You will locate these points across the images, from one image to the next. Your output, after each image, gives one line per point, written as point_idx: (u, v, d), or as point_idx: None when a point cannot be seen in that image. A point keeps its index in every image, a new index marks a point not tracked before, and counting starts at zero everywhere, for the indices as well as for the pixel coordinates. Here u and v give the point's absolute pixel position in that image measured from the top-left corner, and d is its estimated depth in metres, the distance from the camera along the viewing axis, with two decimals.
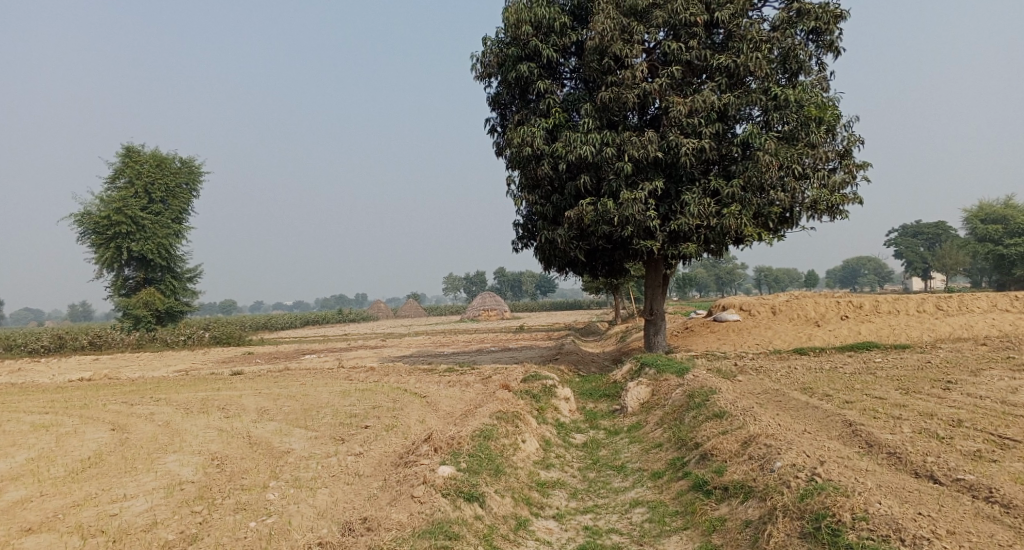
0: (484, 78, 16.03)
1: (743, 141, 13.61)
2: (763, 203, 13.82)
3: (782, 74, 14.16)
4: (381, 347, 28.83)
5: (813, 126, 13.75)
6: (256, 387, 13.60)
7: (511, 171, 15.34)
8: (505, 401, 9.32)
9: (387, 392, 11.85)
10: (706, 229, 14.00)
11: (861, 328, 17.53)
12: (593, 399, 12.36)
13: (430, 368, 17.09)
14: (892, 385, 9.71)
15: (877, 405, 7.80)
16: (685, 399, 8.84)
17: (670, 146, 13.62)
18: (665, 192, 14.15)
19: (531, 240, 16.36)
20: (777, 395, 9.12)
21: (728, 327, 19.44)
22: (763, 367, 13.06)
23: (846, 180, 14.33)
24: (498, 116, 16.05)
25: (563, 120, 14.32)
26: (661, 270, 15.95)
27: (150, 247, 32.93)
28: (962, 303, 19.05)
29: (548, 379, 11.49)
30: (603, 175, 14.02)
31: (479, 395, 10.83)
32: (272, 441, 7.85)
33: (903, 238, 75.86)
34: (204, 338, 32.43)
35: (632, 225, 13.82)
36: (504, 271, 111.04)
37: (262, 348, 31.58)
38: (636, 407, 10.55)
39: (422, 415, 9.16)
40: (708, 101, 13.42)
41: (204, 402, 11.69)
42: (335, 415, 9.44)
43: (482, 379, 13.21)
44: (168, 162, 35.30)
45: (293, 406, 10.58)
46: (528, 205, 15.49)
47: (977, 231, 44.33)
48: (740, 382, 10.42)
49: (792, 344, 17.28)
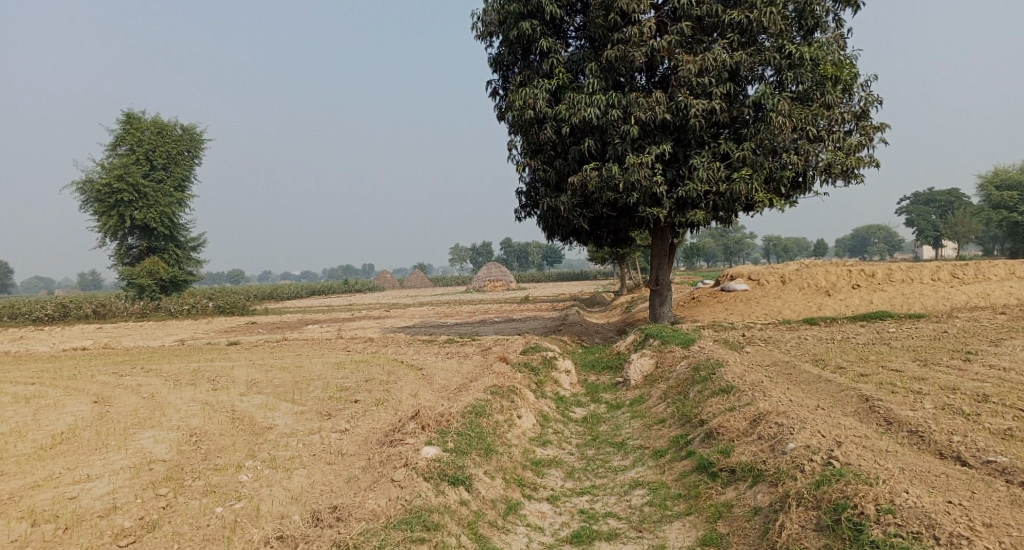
0: (485, 38, 15.35)
1: (755, 102, 12.95)
2: (775, 167, 13.23)
3: (797, 31, 13.44)
4: (384, 317, 28.52)
5: (829, 86, 13.06)
6: (251, 358, 13.27)
7: (513, 136, 14.75)
8: (502, 374, 8.92)
9: (382, 364, 11.49)
10: (715, 195, 13.43)
11: (873, 298, 17.01)
12: (596, 371, 11.96)
13: (430, 339, 16.73)
14: (909, 357, 9.24)
15: (895, 379, 7.33)
16: (690, 372, 8.42)
17: (679, 108, 13.00)
18: (673, 156, 13.56)
19: (534, 208, 15.84)
20: (788, 367, 8.66)
21: (736, 297, 18.96)
22: (773, 337, 12.59)
23: (863, 143, 13.69)
24: (499, 78, 15.40)
25: (567, 81, 13.69)
26: (667, 238, 15.43)
27: (152, 216, 32.53)
28: (979, 271, 18.45)
29: (548, 351, 11.09)
30: (608, 138, 13.43)
31: (477, 367, 10.44)
32: (255, 416, 7.49)
33: (915, 207, 74.68)
34: (208, 307, 32.22)
35: (638, 191, 13.27)
36: (511, 242, 110.45)
37: (266, 318, 31.40)
38: (640, 379, 10.15)
39: (415, 388, 8.79)
40: (719, 60, 12.75)
41: (196, 373, 11.35)
42: (325, 388, 9.08)
43: (481, 350, 12.83)
44: (169, 129, 34.69)
45: (284, 378, 10.22)
46: (531, 171, 14.93)
47: (993, 198, 43.29)
48: (748, 354, 9.98)
49: (802, 314, 16.80)
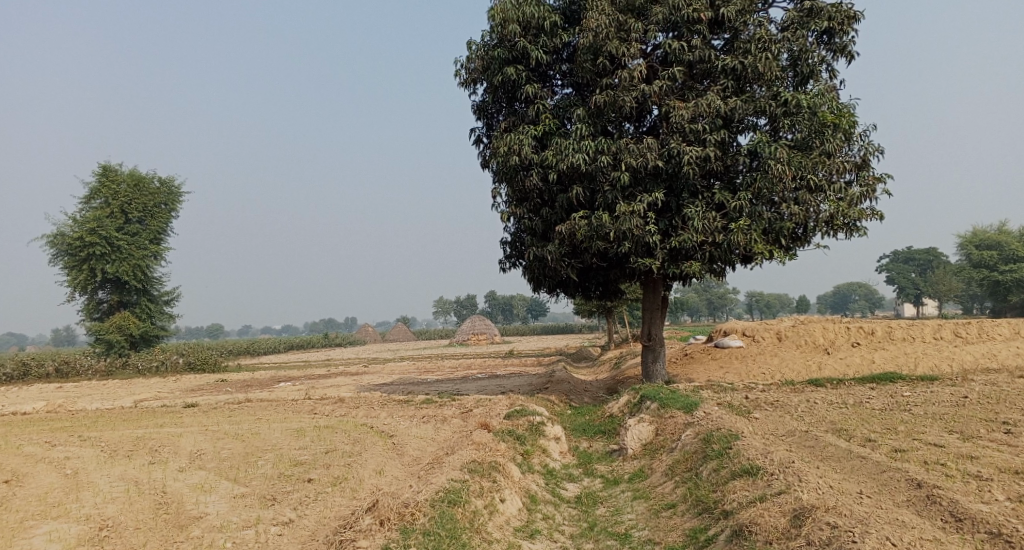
0: (468, 84, 14.70)
1: (750, 149, 12.29)
2: (774, 217, 12.44)
3: (791, 79, 12.86)
4: (362, 374, 27.08)
5: (828, 134, 12.38)
6: (207, 423, 11.94)
7: (497, 184, 13.95)
8: (482, 446, 7.76)
9: (350, 430, 10.25)
10: (711, 246, 12.57)
11: (876, 357, 16.08)
12: (587, 437, 10.80)
13: (406, 400, 15.47)
14: (939, 428, 8.21)
15: (940, 458, 6.26)
16: (700, 445, 7.35)
17: (671, 154, 12.29)
18: (666, 205, 12.77)
19: (519, 259, 14.92)
20: (808, 440, 7.58)
21: (731, 354, 18.01)
22: (779, 401, 11.53)
23: (864, 194, 12.98)
24: (483, 125, 14.68)
25: (554, 127, 12.97)
26: (659, 291, 14.48)
27: (125, 269, 31.22)
28: (982, 329, 17.63)
29: (535, 415, 9.97)
30: (597, 186, 12.63)
31: (455, 436, 9.25)
32: (186, 499, 6.25)
33: (894, 264, 75.36)
34: (177, 363, 30.58)
35: (629, 241, 12.41)
36: (495, 296, 109.60)
37: (238, 375, 29.84)
38: (638, 449, 9.07)
39: (382, 463, 7.62)
40: (712, 105, 12.10)
41: (137, 443, 9.98)
42: (278, 463, 7.83)
43: (462, 414, 11.62)
44: (147, 181, 33.68)
45: (233, 449, 8.95)
46: (515, 221, 14.07)
47: (973, 257, 43.08)
48: (758, 422, 8.94)
49: (803, 374, 15.83)
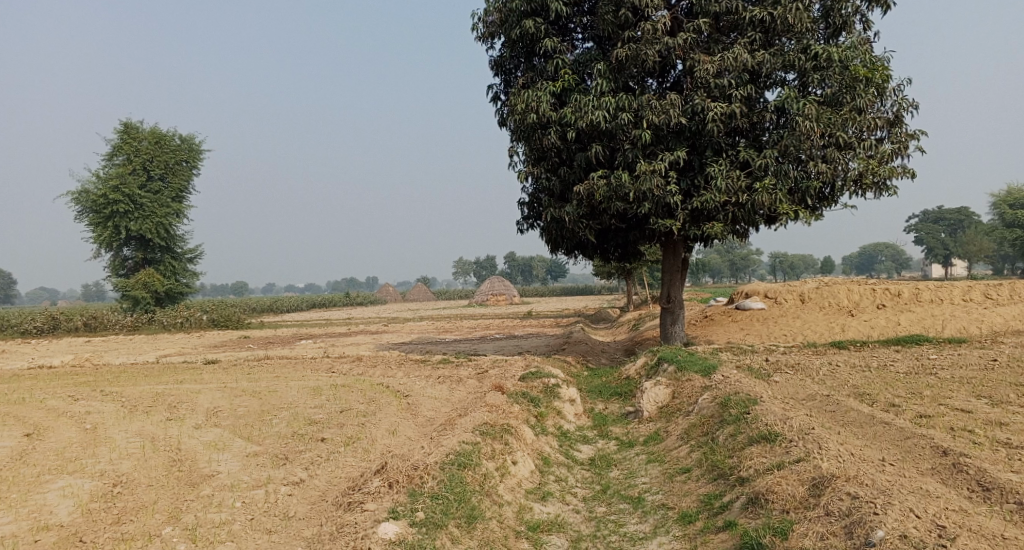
0: (486, 38, 14.28)
1: (778, 106, 11.82)
2: (801, 176, 12.02)
3: (823, 30, 12.28)
4: (382, 333, 27.27)
5: (860, 88, 11.84)
6: (226, 380, 12.04)
7: (515, 142, 13.63)
8: (495, 407, 7.69)
9: (366, 390, 10.27)
10: (734, 206, 12.22)
11: (902, 319, 15.71)
12: (603, 398, 10.71)
13: (424, 359, 15.50)
14: (966, 393, 7.96)
15: (967, 424, 6.04)
16: (717, 409, 7.20)
17: (695, 111, 11.87)
18: (688, 164, 12.39)
19: (536, 219, 14.68)
20: (829, 405, 7.39)
21: (752, 316, 17.74)
22: (801, 364, 11.31)
23: (896, 151, 12.47)
24: (501, 82, 14.29)
25: (574, 83, 12.57)
26: (680, 252, 14.19)
27: (148, 227, 31.51)
28: (1014, 291, 17.12)
29: (551, 377, 9.88)
30: (617, 144, 12.28)
31: (469, 397, 9.20)
32: (199, 457, 6.26)
33: (923, 225, 73.59)
34: (202, 320, 31.03)
35: (649, 201, 12.11)
36: (515, 256, 109.44)
37: (260, 332, 30.21)
38: (654, 412, 8.96)
39: (395, 423, 7.60)
40: (739, 59, 11.62)
41: (157, 398, 10.10)
42: (292, 421, 7.84)
43: (477, 374, 11.59)
44: (168, 139, 33.70)
45: (249, 407, 8.99)
46: (533, 180, 13.79)
47: (1008, 217, 41.79)
48: (778, 385, 8.76)
49: (825, 337, 15.55)
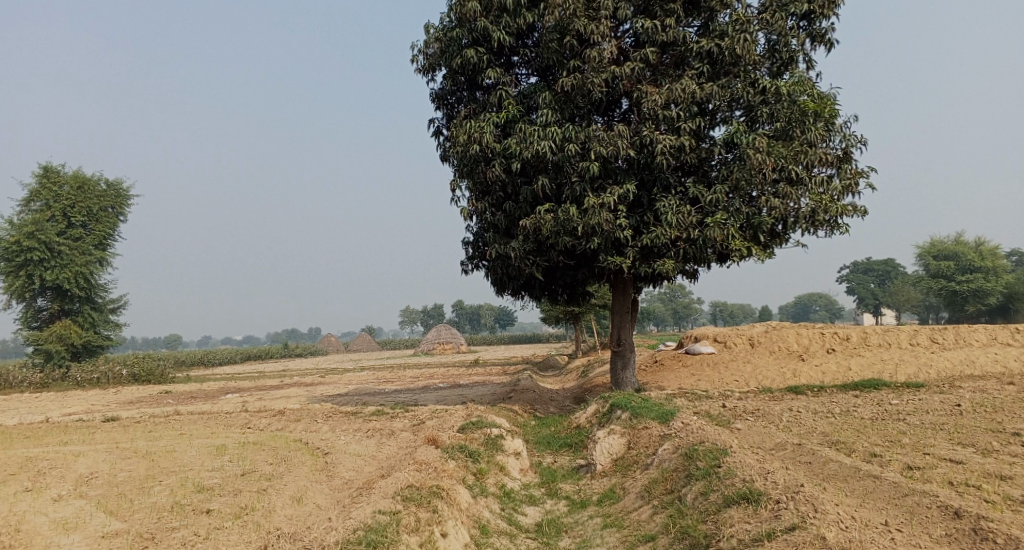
0: (426, 70, 13.55)
1: (726, 141, 11.40)
2: (752, 211, 11.47)
3: (770, 66, 11.99)
4: (316, 385, 25.44)
5: (809, 122, 11.48)
6: (119, 440, 10.41)
7: (456, 177, 12.80)
8: (425, 466, 6.54)
9: (281, 448, 8.92)
10: (685, 243, 11.58)
11: (853, 364, 15.28)
12: (552, 451, 9.64)
13: (356, 412, 14.10)
14: (946, 440, 7.24)
15: (967, 477, 5.24)
16: (681, 462, 6.26)
17: (643, 143, 11.30)
18: (637, 199, 11.76)
19: (481, 260, 13.77)
20: (803, 455, 6.54)
21: (702, 361, 17.10)
22: (762, 410, 10.54)
23: (846, 188, 12.13)
24: (442, 116, 13.52)
25: (518, 114, 11.87)
26: (630, 293, 13.41)
27: (66, 276, 29.10)
28: (959, 335, 16.94)
29: (493, 428, 8.80)
30: (565, 177, 11.56)
31: (399, 453, 8.02)
32: (38, 539, 4.88)
33: (854, 274, 76.23)
34: (121, 374, 28.50)
35: (598, 237, 11.36)
36: (462, 305, 108.12)
37: (185, 386, 27.90)
38: (608, 465, 7.98)
39: (305, 488, 6.38)
40: (688, 90, 11.17)
41: (26, 464, 8.46)
42: (178, 488, 6.47)
43: (411, 427, 10.39)
44: (92, 183, 31.58)
45: (133, 471, 7.52)
46: (477, 217, 12.94)
47: (930, 267, 43.17)
48: (742, 434, 7.92)
49: (779, 382, 14.96)
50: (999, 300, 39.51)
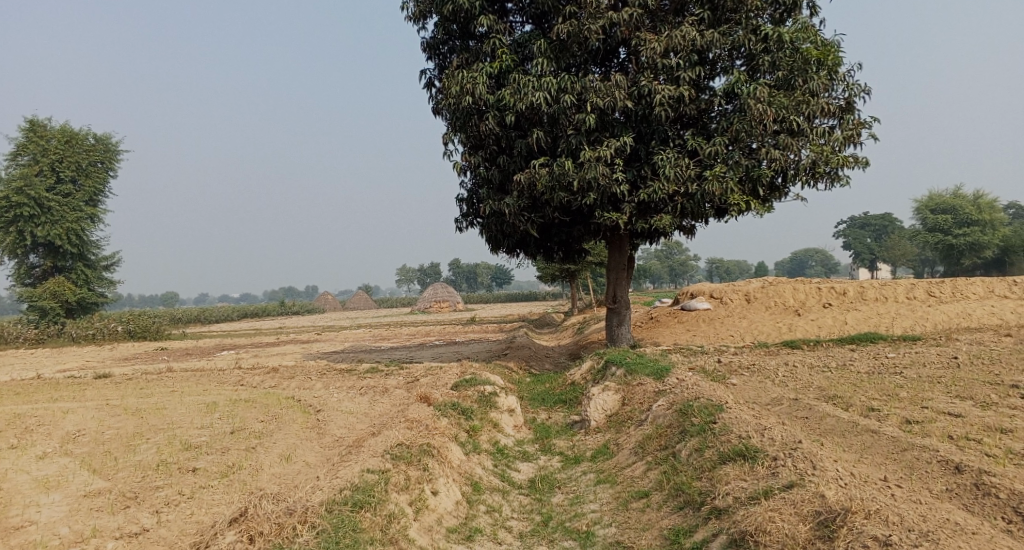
0: (417, 19, 13.04)
1: (725, 91, 11.04)
2: (751, 164, 11.20)
3: (773, 13, 11.54)
4: (311, 342, 25.39)
5: (812, 71, 11.10)
6: (109, 397, 10.30)
7: (449, 131, 12.44)
8: (416, 423, 6.42)
9: (272, 405, 8.82)
10: (683, 197, 11.33)
11: (849, 318, 15.20)
12: (546, 407, 9.58)
13: (350, 369, 14.02)
14: (944, 394, 7.15)
15: (968, 431, 5.14)
16: (676, 418, 6.16)
17: (641, 94, 10.94)
18: (634, 152, 11.45)
19: (476, 217, 13.52)
20: (800, 410, 6.44)
21: (698, 316, 17.01)
22: (757, 365, 10.46)
23: (847, 141, 11.83)
24: (434, 67, 13.06)
25: (512, 63, 11.45)
26: (626, 249, 13.21)
27: (57, 232, 28.73)
28: (956, 288, 16.83)
29: (486, 385, 8.70)
30: (560, 130, 11.23)
31: (391, 410, 7.92)
32: (17, 499, 4.78)
33: (851, 229, 75.91)
34: (117, 331, 28.36)
35: (594, 192, 11.10)
36: (459, 263, 108.01)
37: (181, 344, 27.82)
38: (602, 421, 7.90)
39: (294, 446, 6.28)
40: (687, 38, 10.77)
41: (14, 422, 8.35)
42: (164, 446, 6.36)
43: (404, 384, 10.30)
44: (80, 138, 30.95)
45: (120, 429, 7.42)
46: (471, 172, 12.62)
47: (928, 222, 42.95)
48: (738, 389, 7.82)
49: (774, 337, 14.90)
50: (995, 253, 39.41)
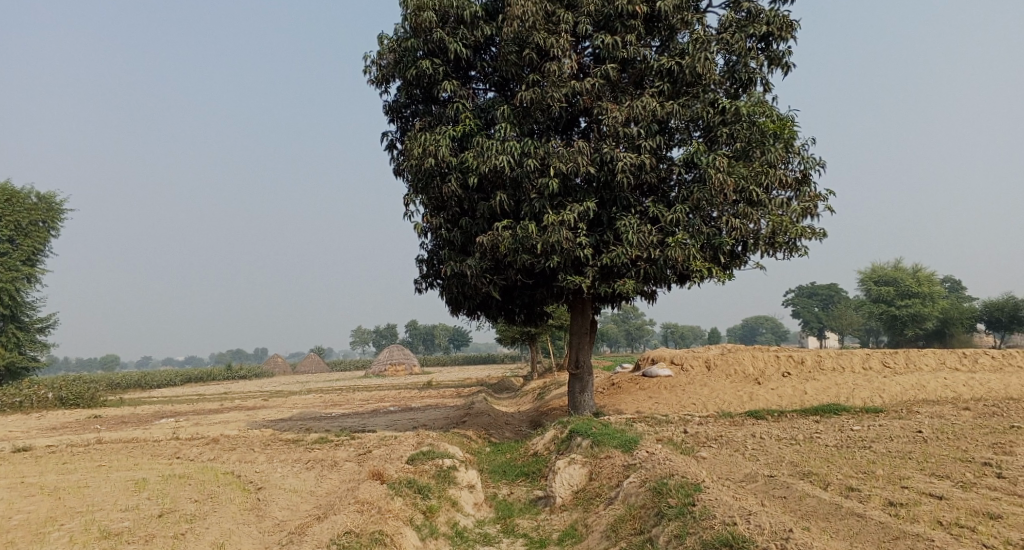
0: (380, 82, 12.95)
1: (686, 160, 11.14)
2: (713, 232, 11.22)
3: (730, 87, 11.81)
4: (257, 408, 24.13)
5: (770, 143, 11.30)
6: (25, 474, 9.31)
7: (410, 192, 12.19)
8: (368, 506, 5.86)
9: (209, 481, 8.07)
10: (645, 263, 11.23)
11: (809, 387, 15.16)
12: (507, 481, 9.04)
13: (298, 439, 13.18)
14: (918, 471, 6.94)
15: (957, 517, 4.89)
16: (649, 498, 5.76)
17: (604, 160, 10.94)
18: (597, 217, 11.36)
19: (436, 278, 13.16)
20: (777, 489, 6.11)
21: (659, 383, 16.78)
22: (724, 436, 10.17)
23: (804, 211, 11.99)
24: (396, 128, 12.92)
25: (476, 127, 11.37)
26: (588, 314, 12.97)
27: None
28: (909, 359, 17.02)
29: (444, 458, 8.17)
30: (523, 193, 11.10)
31: (340, 488, 7.30)
32: None
33: (799, 298, 77.90)
34: (47, 397, 26.48)
35: (558, 256, 10.91)
36: (415, 325, 106.59)
37: (117, 411, 26.13)
38: (568, 498, 7.43)
39: (230, 532, 5.63)
40: (648, 108, 10.89)
41: None
42: (79, 534, 5.61)
43: (356, 456, 9.64)
44: (22, 196, 29.73)
45: (32, 513, 6.59)
46: (432, 233, 12.34)
47: (872, 292, 44.28)
48: (709, 464, 7.49)
49: (736, 406, 14.71)
50: (936, 325, 40.63)
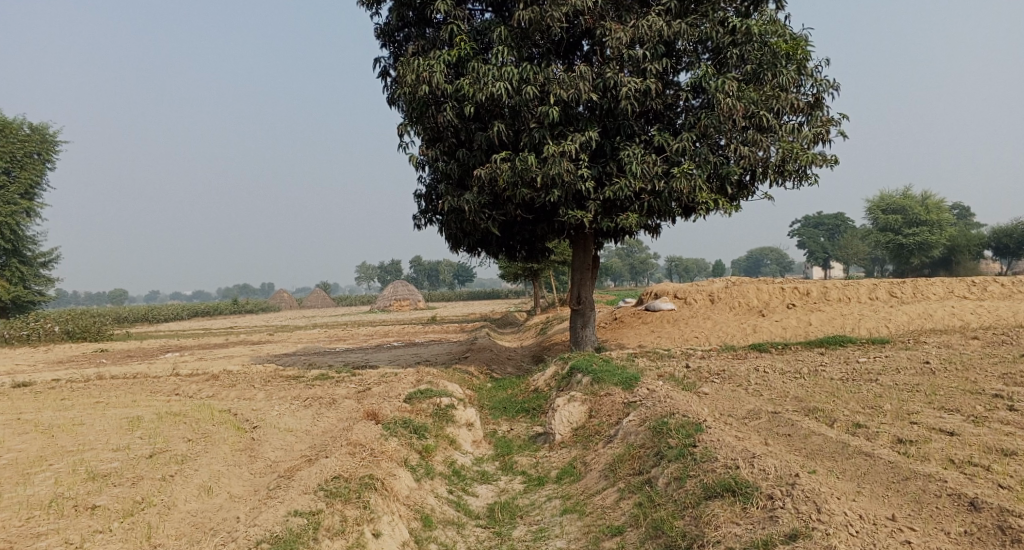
0: (371, 4, 12.21)
1: (693, 85, 10.55)
2: (720, 161, 10.74)
3: (742, 4, 11.07)
4: (261, 344, 24.17)
5: (782, 65, 10.66)
6: (22, 411, 9.22)
7: (405, 123, 11.66)
8: (360, 447, 5.70)
9: (204, 420, 7.96)
10: (649, 195, 10.81)
11: (813, 319, 14.97)
12: (507, 417, 8.94)
13: (298, 375, 13.13)
14: (927, 405, 6.75)
15: (970, 455, 4.69)
16: (650, 437, 5.58)
17: (607, 86, 10.36)
18: (599, 148, 10.87)
19: (434, 214, 12.80)
20: (782, 426, 5.93)
21: (662, 317, 16.61)
22: (728, 371, 10.00)
23: (816, 138, 11.46)
24: (389, 55, 12.25)
25: (472, 51, 10.73)
26: (590, 248, 12.65)
27: None
28: (917, 289, 16.71)
29: (441, 396, 8.02)
30: (522, 123, 10.57)
31: (336, 427, 7.18)
32: None
33: (803, 229, 76.97)
34: (54, 331, 26.52)
35: (558, 189, 10.49)
36: (420, 260, 106.65)
37: (123, 345, 26.21)
38: (567, 436, 7.30)
39: (219, 473, 5.49)
40: (654, 28, 10.22)
41: None
42: (65, 476, 5.49)
43: (354, 394, 9.53)
44: (14, 128, 29.07)
45: (21, 453, 6.48)
46: (429, 166, 11.88)
47: (880, 221, 43.63)
48: (711, 400, 7.32)
49: (739, 339, 14.55)
50: (942, 252, 40.26)
